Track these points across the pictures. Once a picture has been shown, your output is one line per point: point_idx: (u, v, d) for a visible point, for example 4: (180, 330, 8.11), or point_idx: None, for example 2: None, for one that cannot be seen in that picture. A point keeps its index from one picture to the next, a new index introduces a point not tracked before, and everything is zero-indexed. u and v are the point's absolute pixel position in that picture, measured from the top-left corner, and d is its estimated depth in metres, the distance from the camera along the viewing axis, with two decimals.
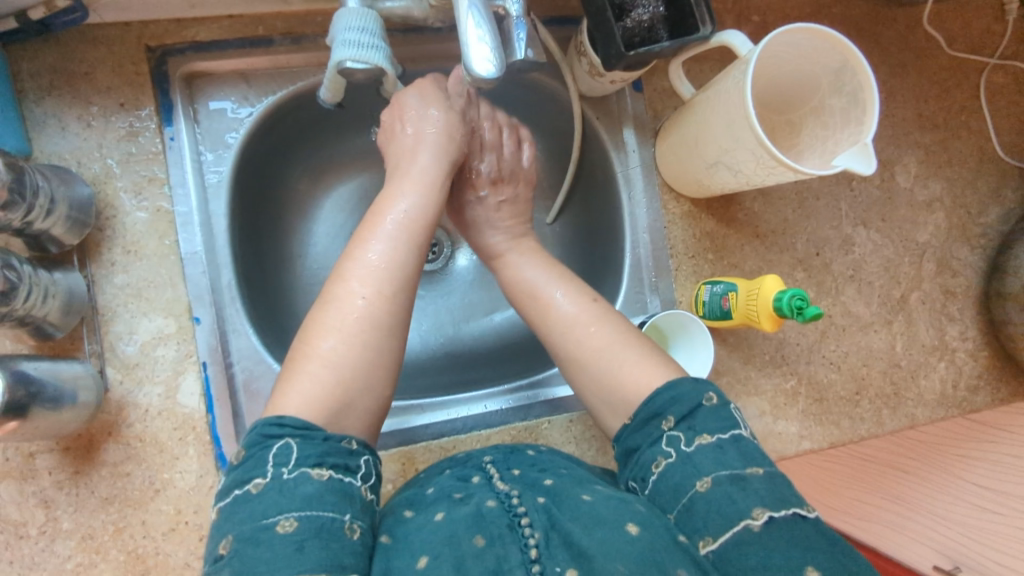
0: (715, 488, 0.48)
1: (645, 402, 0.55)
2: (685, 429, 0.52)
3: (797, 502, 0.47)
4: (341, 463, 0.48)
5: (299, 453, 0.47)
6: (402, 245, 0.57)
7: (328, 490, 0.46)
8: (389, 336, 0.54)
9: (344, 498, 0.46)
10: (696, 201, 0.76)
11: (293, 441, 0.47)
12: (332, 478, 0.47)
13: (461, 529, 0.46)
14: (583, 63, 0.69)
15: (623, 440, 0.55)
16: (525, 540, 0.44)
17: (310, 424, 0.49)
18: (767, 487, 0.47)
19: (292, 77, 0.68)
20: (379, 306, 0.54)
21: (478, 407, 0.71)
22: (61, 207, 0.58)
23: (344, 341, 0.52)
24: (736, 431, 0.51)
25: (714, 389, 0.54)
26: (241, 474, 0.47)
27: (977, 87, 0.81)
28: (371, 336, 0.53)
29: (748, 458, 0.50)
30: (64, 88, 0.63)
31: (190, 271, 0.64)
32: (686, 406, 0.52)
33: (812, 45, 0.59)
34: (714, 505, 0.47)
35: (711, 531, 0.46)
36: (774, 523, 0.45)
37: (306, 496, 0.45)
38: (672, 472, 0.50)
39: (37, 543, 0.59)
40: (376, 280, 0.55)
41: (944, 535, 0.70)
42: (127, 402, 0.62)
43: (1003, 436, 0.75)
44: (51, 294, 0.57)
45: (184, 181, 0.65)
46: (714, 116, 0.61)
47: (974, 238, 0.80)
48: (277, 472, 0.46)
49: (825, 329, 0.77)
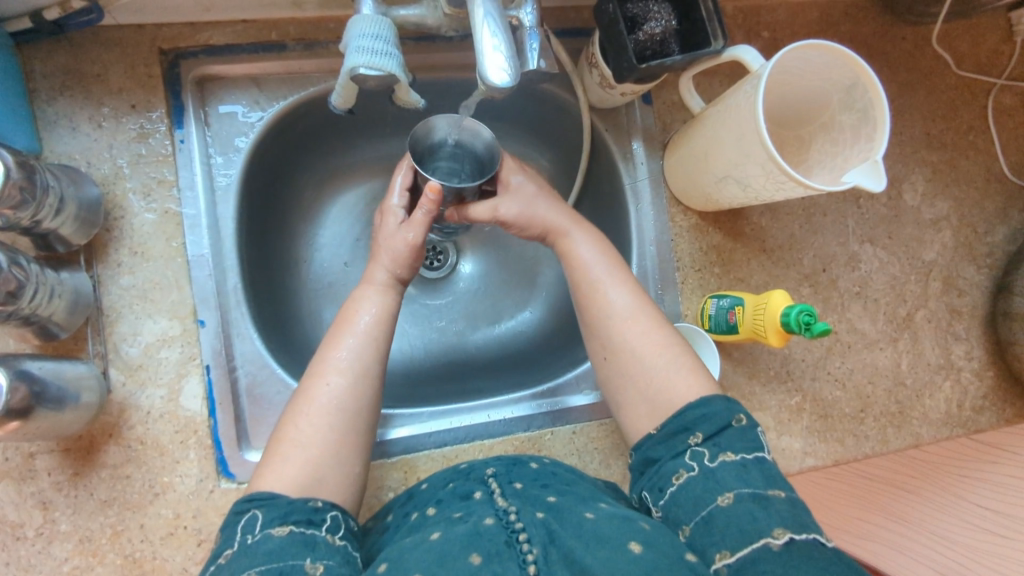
0: (737, 504, 0.48)
1: (675, 414, 0.55)
2: (711, 445, 0.52)
3: (818, 529, 0.46)
4: (303, 517, 0.49)
5: (264, 519, 0.48)
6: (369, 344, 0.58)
7: (289, 543, 0.46)
8: (360, 419, 0.56)
9: (305, 546, 0.46)
10: (704, 215, 0.76)
11: (257, 510, 0.49)
12: (293, 532, 0.47)
13: (455, 549, 0.45)
14: (594, 75, 0.69)
15: (645, 448, 0.55)
16: (523, 556, 0.44)
17: (274, 494, 0.50)
18: (789, 509, 0.47)
19: (302, 83, 0.68)
20: (349, 391, 0.56)
21: (481, 416, 0.70)
22: (69, 207, 0.58)
23: (314, 419, 0.54)
24: (760, 454, 0.51)
25: (744, 412, 0.54)
26: (216, 549, 0.48)
27: (984, 107, 0.81)
28: (345, 417, 0.55)
29: (772, 481, 0.49)
30: (75, 88, 0.63)
31: (196, 274, 0.64)
32: (716, 424, 0.53)
33: (826, 62, 0.59)
34: (734, 521, 0.47)
35: (728, 546, 0.46)
36: (795, 545, 0.45)
37: (267, 551, 0.45)
38: (694, 484, 0.50)
39: (34, 545, 0.59)
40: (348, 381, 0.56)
41: (940, 554, 0.69)
42: (129, 404, 0.62)
43: (1008, 457, 0.72)
44: (57, 294, 0.57)
45: (194, 184, 0.65)
46: (725, 130, 0.61)
47: (980, 257, 0.80)
48: (241, 541, 0.47)
49: (830, 345, 0.77)
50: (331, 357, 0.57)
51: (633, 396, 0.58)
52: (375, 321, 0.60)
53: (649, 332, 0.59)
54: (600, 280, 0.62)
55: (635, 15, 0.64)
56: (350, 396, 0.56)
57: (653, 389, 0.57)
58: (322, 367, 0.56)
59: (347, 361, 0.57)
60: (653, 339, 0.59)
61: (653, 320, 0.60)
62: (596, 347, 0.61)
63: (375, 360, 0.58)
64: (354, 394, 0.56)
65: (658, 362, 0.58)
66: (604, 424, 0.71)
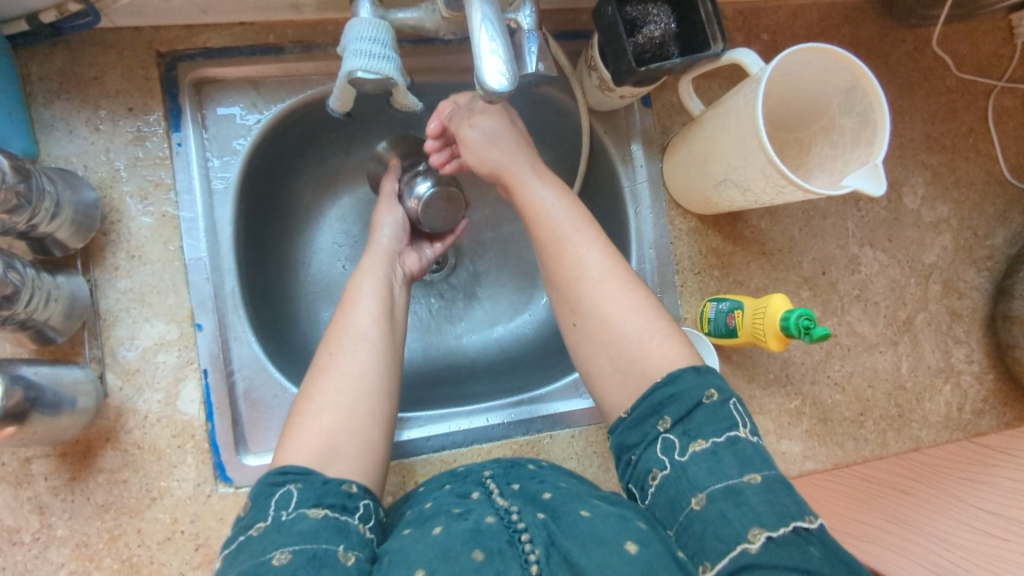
0: (710, 506, 0.47)
1: (646, 394, 0.54)
2: (681, 433, 0.51)
3: (798, 516, 0.45)
4: (337, 502, 0.48)
5: (298, 497, 0.47)
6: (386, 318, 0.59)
7: (324, 527, 0.46)
8: (371, 405, 0.54)
9: (339, 532, 0.46)
10: (703, 218, 0.75)
11: (293, 487, 0.48)
12: (328, 516, 0.47)
13: (457, 544, 0.45)
14: (593, 77, 0.69)
15: (618, 434, 0.55)
16: (525, 556, 0.44)
17: (309, 470, 0.49)
18: (763, 498, 0.46)
19: (300, 85, 0.68)
20: (360, 374, 0.55)
21: (480, 419, 0.70)
22: (66, 211, 0.58)
23: (334, 385, 0.54)
24: (732, 433, 0.50)
25: (716, 385, 0.52)
26: (247, 521, 0.47)
27: (984, 109, 0.81)
28: (355, 403, 0.54)
29: (746, 464, 0.48)
30: (72, 91, 0.63)
31: (193, 278, 0.64)
32: (684, 407, 0.52)
33: (824, 65, 0.58)
34: (710, 526, 0.46)
35: (709, 558, 0.46)
36: (774, 544, 0.44)
37: (302, 532, 0.45)
38: (669, 485, 0.50)
39: (30, 550, 0.58)
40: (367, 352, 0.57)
41: (943, 558, 0.74)
42: (125, 408, 0.61)
43: (1008, 460, 0.75)
44: (53, 298, 0.57)
45: (191, 187, 0.64)
46: (724, 133, 0.60)
47: (980, 260, 0.80)
48: (274, 516, 0.46)
49: (830, 348, 0.77)
50: (343, 334, 0.57)
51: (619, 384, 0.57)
52: (381, 304, 0.60)
53: (633, 300, 0.57)
54: None
55: (634, 18, 0.63)
56: (365, 375, 0.55)
57: (627, 360, 0.56)
58: (336, 344, 0.57)
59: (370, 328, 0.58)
60: (640, 331, 0.56)
61: (629, 290, 0.58)
62: (566, 314, 0.59)
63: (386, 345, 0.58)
64: (368, 377, 0.55)
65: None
66: (603, 427, 0.71)
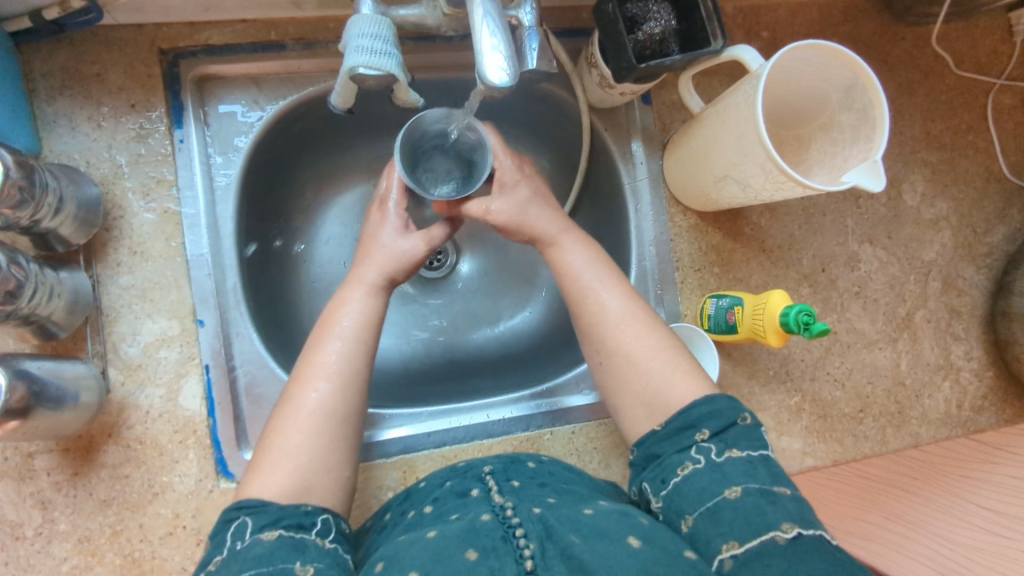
0: (744, 497, 0.47)
1: (680, 412, 0.54)
2: (718, 441, 0.51)
3: (823, 526, 0.46)
4: (293, 522, 0.49)
5: (253, 526, 0.48)
6: (357, 342, 0.58)
7: (278, 548, 0.46)
8: (348, 425, 0.55)
9: (295, 550, 0.46)
10: (703, 215, 0.76)
11: (247, 518, 0.48)
12: (283, 536, 0.47)
13: (452, 545, 0.44)
14: (593, 75, 0.69)
15: (647, 444, 0.54)
16: (519, 551, 0.44)
17: (264, 501, 0.49)
18: (796, 505, 0.47)
19: (302, 82, 0.68)
20: (338, 395, 0.55)
21: (480, 416, 0.70)
22: (69, 207, 0.58)
23: (302, 427, 0.53)
24: (764, 452, 0.51)
25: (749, 411, 0.54)
26: (207, 555, 0.48)
27: (984, 107, 0.81)
28: (333, 422, 0.54)
29: (778, 478, 0.49)
30: (75, 87, 0.63)
31: (196, 274, 0.64)
32: (721, 421, 0.52)
33: (823, 62, 0.59)
34: (743, 514, 0.46)
35: (736, 537, 0.45)
36: (802, 540, 0.45)
37: (257, 556, 0.45)
38: (699, 477, 0.49)
39: (32, 545, 0.59)
40: (336, 381, 0.55)
41: (940, 554, 0.70)
42: (128, 404, 0.62)
43: (1009, 457, 0.74)
44: (56, 294, 0.57)
45: (193, 184, 0.65)
46: (724, 130, 0.60)
47: (979, 258, 0.80)
48: (230, 548, 0.47)
49: (829, 346, 0.77)
50: (319, 362, 0.56)
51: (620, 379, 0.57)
52: (361, 323, 0.59)
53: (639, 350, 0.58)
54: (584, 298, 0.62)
55: (634, 15, 0.64)
56: (335, 405, 0.55)
57: (647, 412, 0.56)
58: (308, 372, 0.56)
59: (333, 367, 0.56)
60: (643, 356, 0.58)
61: (640, 335, 0.59)
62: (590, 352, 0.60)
63: (360, 364, 0.57)
64: (340, 399, 0.55)
65: (668, 361, 0.57)
66: (603, 423, 0.71)
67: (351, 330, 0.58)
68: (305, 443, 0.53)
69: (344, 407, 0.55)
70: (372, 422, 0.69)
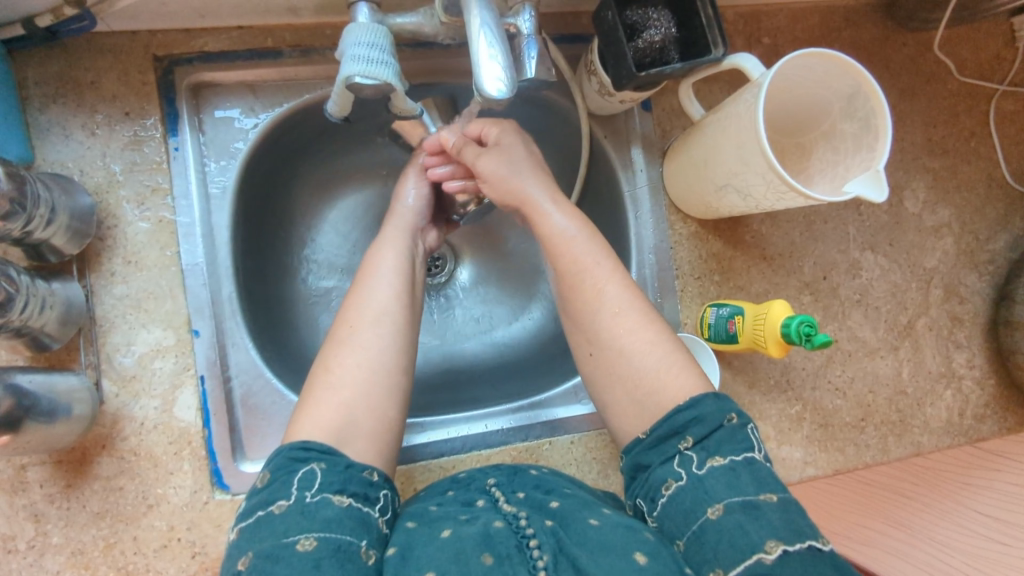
0: (727, 517, 0.46)
1: (662, 418, 0.53)
2: (699, 450, 0.50)
3: (813, 534, 0.45)
4: (361, 492, 0.48)
5: (322, 479, 0.47)
6: (396, 284, 0.59)
7: (347, 516, 0.46)
8: (393, 364, 0.55)
9: (361, 525, 0.46)
10: (703, 222, 0.75)
11: (317, 467, 0.47)
12: (351, 506, 0.47)
13: (468, 547, 0.44)
14: (593, 82, 0.68)
15: (633, 453, 0.54)
16: (533, 561, 0.43)
17: (334, 450, 0.49)
18: (781, 517, 0.46)
19: (298, 89, 0.67)
20: (379, 333, 0.55)
21: (478, 426, 0.70)
22: (61, 217, 0.57)
23: (347, 362, 0.53)
24: (749, 454, 0.50)
25: (734, 408, 0.52)
26: (266, 496, 0.47)
27: (986, 113, 0.81)
28: (377, 359, 0.54)
29: (762, 484, 0.48)
30: (69, 95, 0.62)
31: (191, 283, 0.63)
32: (707, 426, 0.51)
33: (826, 71, 0.58)
34: (726, 535, 0.45)
35: (721, 564, 0.45)
36: (789, 557, 0.43)
37: (326, 519, 0.45)
38: (684, 496, 0.49)
39: (25, 558, 0.58)
40: (379, 317, 0.56)
41: (943, 560, 0.64)
42: (122, 415, 0.61)
43: (1009, 465, 0.71)
44: (49, 305, 0.56)
45: (188, 193, 0.64)
46: (725, 138, 0.60)
47: (981, 264, 0.80)
48: (298, 496, 0.46)
49: (830, 354, 0.76)
50: (360, 302, 0.57)
51: (617, 390, 0.56)
52: (399, 270, 0.60)
53: None
54: None
55: (634, 22, 0.63)
56: (378, 341, 0.55)
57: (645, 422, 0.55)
58: (353, 310, 0.57)
59: (374, 305, 0.57)
60: None
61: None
62: (581, 343, 0.59)
63: (400, 308, 0.57)
64: (384, 337, 0.55)
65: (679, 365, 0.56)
66: (602, 433, 0.70)
67: (389, 274, 0.59)
68: (351, 376, 0.53)
69: (387, 343, 0.55)
70: None
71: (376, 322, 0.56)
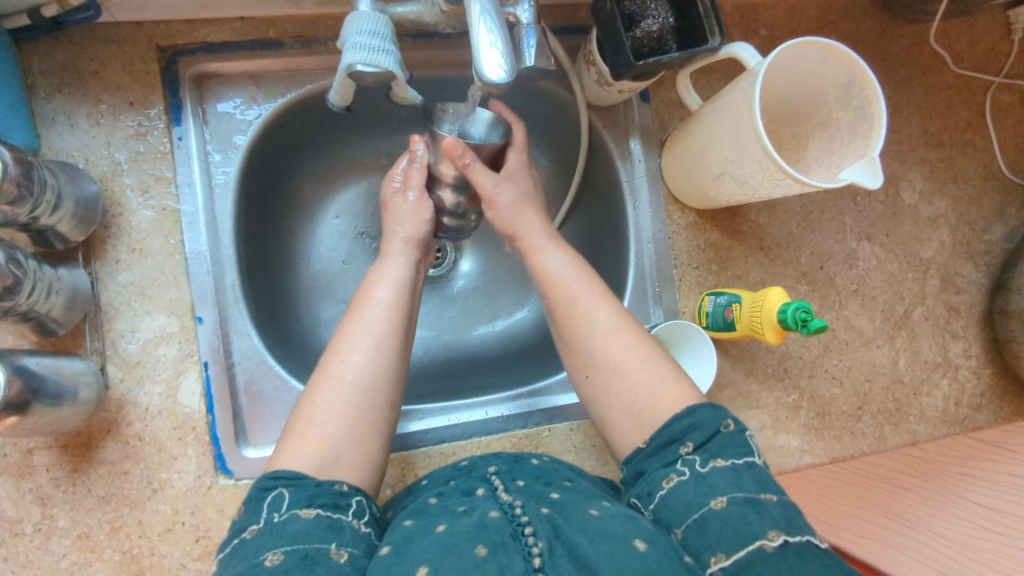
0: (730, 508, 0.47)
1: (663, 426, 0.54)
2: (702, 451, 0.51)
3: (810, 531, 0.46)
4: (330, 501, 0.48)
5: (290, 498, 0.47)
6: (389, 315, 0.58)
7: (314, 526, 0.46)
8: (381, 395, 0.55)
9: (331, 530, 0.46)
10: (701, 212, 0.76)
11: (284, 489, 0.48)
12: (320, 515, 0.47)
13: (461, 541, 0.44)
14: (591, 72, 0.69)
15: (635, 462, 0.54)
16: (528, 549, 0.43)
17: (302, 474, 0.50)
18: (782, 512, 0.47)
19: (300, 80, 0.68)
20: (368, 368, 0.55)
21: (479, 413, 0.70)
22: (67, 203, 0.58)
23: (332, 396, 0.54)
24: (750, 459, 0.51)
25: (732, 418, 0.54)
26: (240, 525, 0.47)
27: (982, 105, 0.81)
28: (362, 393, 0.54)
29: (764, 486, 0.49)
30: (73, 85, 0.63)
31: (194, 271, 0.64)
32: (705, 432, 0.52)
33: (822, 60, 0.59)
34: (729, 524, 0.46)
35: (724, 548, 0.45)
36: (790, 546, 0.44)
37: (293, 532, 0.45)
38: (686, 488, 0.49)
39: (32, 541, 0.59)
40: (371, 352, 0.56)
41: (941, 552, 0.71)
42: (126, 401, 0.62)
43: (1007, 455, 0.75)
44: (55, 290, 0.57)
45: (192, 181, 0.65)
46: (723, 127, 0.61)
47: (977, 255, 0.80)
48: (268, 520, 0.46)
49: (827, 342, 0.77)
50: (349, 336, 0.57)
51: (614, 374, 0.57)
52: (395, 300, 0.60)
53: (635, 348, 0.58)
54: (582, 297, 0.60)
55: (632, 12, 0.64)
56: (366, 375, 0.55)
57: (641, 404, 0.56)
58: (342, 343, 0.56)
59: (364, 338, 0.57)
60: (643, 353, 0.58)
61: (637, 337, 0.59)
62: (578, 367, 0.59)
63: (392, 340, 0.57)
64: (373, 370, 0.55)
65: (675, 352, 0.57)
66: None
67: (383, 306, 0.59)
68: (335, 411, 0.53)
69: (376, 377, 0.55)
70: None
71: (368, 358, 0.56)
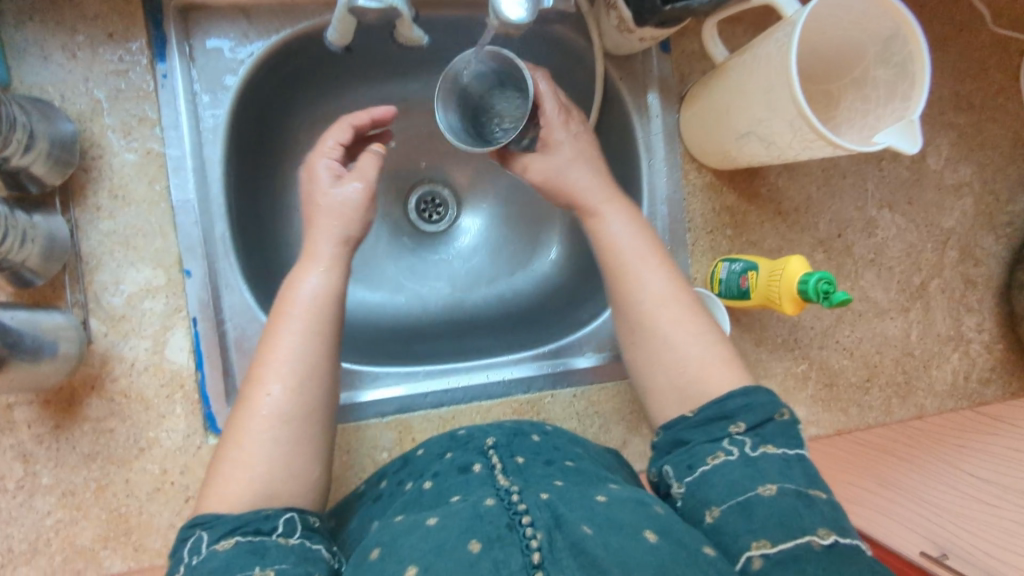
0: (779, 497, 0.45)
1: (716, 399, 0.51)
2: (753, 435, 0.49)
3: (857, 535, 0.45)
4: (251, 526, 0.45)
5: (208, 538, 0.44)
6: (313, 331, 0.53)
7: (234, 556, 0.42)
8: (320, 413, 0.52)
9: (253, 554, 0.43)
10: (719, 173, 0.72)
11: (201, 531, 0.45)
12: (239, 542, 0.44)
13: (453, 537, 0.41)
14: (611, 17, 0.64)
15: (676, 429, 0.52)
16: (526, 541, 0.40)
17: (218, 512, 0.46)
18: (830, 511, 0.45)
19: (295, 16, 0.63)
20: (292, 397, 0.50)
21: (479, 376, 0.68)
22: (42, 143, 0.53)
23: (257, 436, 0.49)
24: (801, 451, 0.49)
25: (786, 406, 0.51)
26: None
27: (1018, 67, 0.77)
28: (292, 429, 0.50)
29: (813, 481, 0.47)
30: (46, 12, 0.58)
31: (181, 222, 0.60)
32: (759, 415, 0.50)
33: (864, 10, 0.54)
34: (778, 512, 0.44)
35: (769, 536, 0.43)
36: (839, 547, 0.43)
37: (212, 569, 0.41)
38: (733, 469, 0.47)
39: (14, 498, 0.57)
40: (293, 378, 0.51)
41: (932, 521, 0.63)
42: (111, 356, 0.59)
43: (1006, 429, 0.69)
44: (30, 238, 0.53)
45: (178, 124, 0.60)
46: (752, 81, 0.56)
47: (999, 227, 0.77)
48: (187, 564, 0.43)
49: (840, 313, 0.74)
50: (273, 359, 0.51)
51: None
52: (320, 307, 0.54)
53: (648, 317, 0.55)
54: None
55: None
56: (290, 406, 0.50)
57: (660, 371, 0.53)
58: (263, 371, 0.51)
59: (287, 365, 0.51)
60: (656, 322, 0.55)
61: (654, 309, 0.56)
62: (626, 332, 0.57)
63: (315, 357, 0.52)
64: (297, 397, 0.51)
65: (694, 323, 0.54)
66: (605, 387, 0.69)
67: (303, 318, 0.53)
68: (263, 449, 0.49)
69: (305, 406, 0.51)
70: (371, 380, 0.66)
71: (288, 388, 0.51)
